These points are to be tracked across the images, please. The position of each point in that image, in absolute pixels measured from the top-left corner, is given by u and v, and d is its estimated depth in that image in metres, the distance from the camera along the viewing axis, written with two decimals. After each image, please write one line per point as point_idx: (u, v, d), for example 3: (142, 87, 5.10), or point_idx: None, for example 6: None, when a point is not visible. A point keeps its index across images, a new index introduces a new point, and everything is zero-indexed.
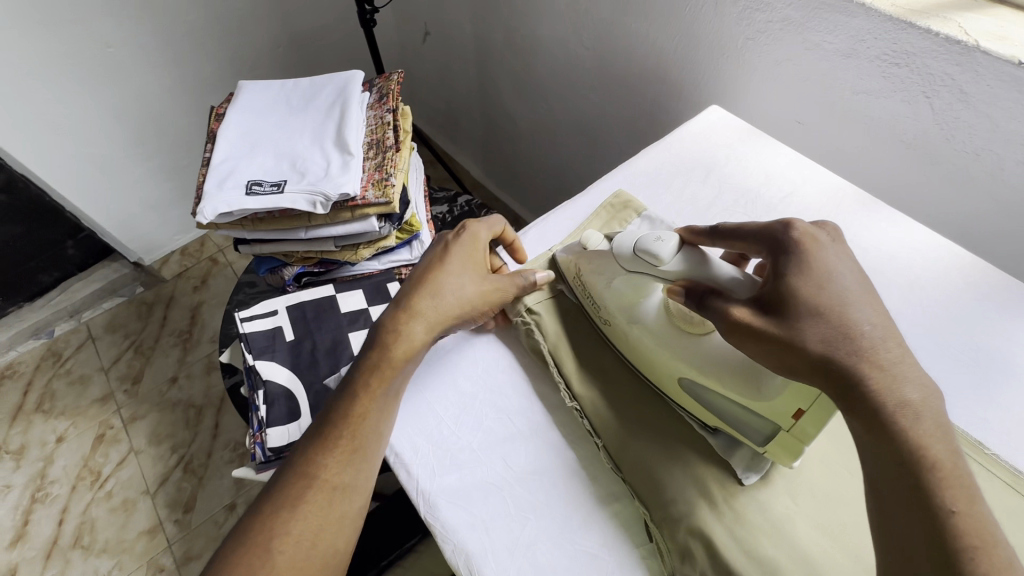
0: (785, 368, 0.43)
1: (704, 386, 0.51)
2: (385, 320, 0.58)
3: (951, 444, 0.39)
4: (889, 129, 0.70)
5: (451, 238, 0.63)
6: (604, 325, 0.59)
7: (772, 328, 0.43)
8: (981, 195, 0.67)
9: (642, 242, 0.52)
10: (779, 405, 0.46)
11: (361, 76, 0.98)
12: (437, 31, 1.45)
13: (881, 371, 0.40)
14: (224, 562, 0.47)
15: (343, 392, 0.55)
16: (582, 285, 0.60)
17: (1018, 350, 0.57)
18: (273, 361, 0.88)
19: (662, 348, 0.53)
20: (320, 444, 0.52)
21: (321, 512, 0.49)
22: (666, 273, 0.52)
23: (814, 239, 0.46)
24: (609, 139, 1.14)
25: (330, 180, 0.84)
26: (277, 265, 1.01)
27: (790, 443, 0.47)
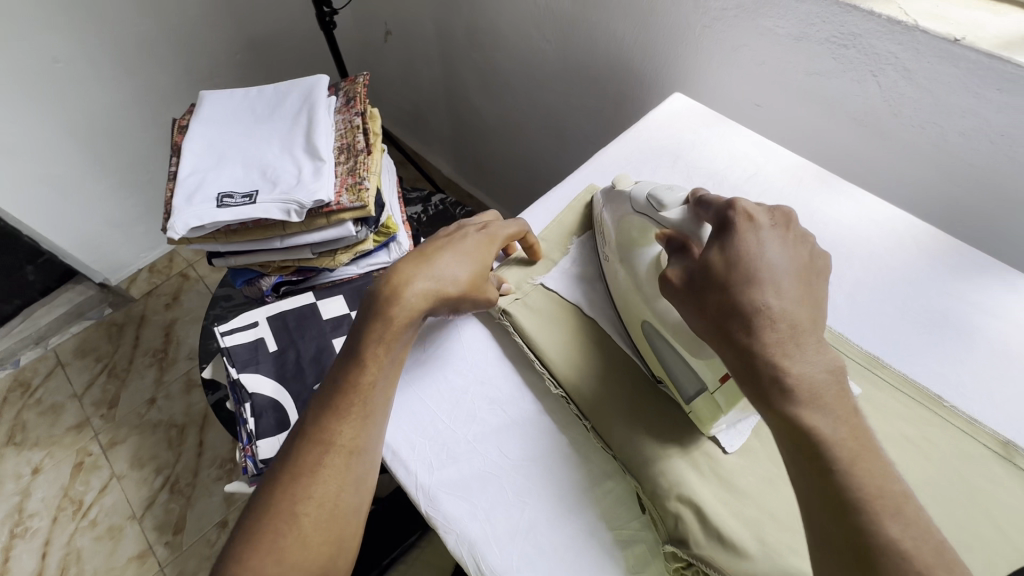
0: (699, 332, 0.48)
1: (661, 338, 0.55)
2: (385, 281, 0.57)
3: (837, 415, 0.41)
4: (840, 107, 0.74)
5: (470, 224, 0.63)
6: (605, 263, 0.64)
7: (689, 291, 0.48)
8: (928, 164, 0.71)
9: (655, 190, 0.58)
10: (712, 366, 0.50)
11: (326, 80, 0.97)
12: (399, 30, 1.44)
13: (771, 347, 0.43)
14: (253, 528, 0.48)
15: (346, 357, 0.55)
16: (601, 228, 0.66)
17: (971, 308, 0.61)
18: (258, 373, 0.88)
19: (639, 296, 0.57)
20: (329, 410, 0.53)
21: (339, 476, 0.50)
22: (663, 219, 0.56)
23: (750, 221, 0.48)
24: (577, 131, 1.16)
25: (303, 187, 0.84)
26: (254, 277, 1.01)
27: (713, 405, 0.51)
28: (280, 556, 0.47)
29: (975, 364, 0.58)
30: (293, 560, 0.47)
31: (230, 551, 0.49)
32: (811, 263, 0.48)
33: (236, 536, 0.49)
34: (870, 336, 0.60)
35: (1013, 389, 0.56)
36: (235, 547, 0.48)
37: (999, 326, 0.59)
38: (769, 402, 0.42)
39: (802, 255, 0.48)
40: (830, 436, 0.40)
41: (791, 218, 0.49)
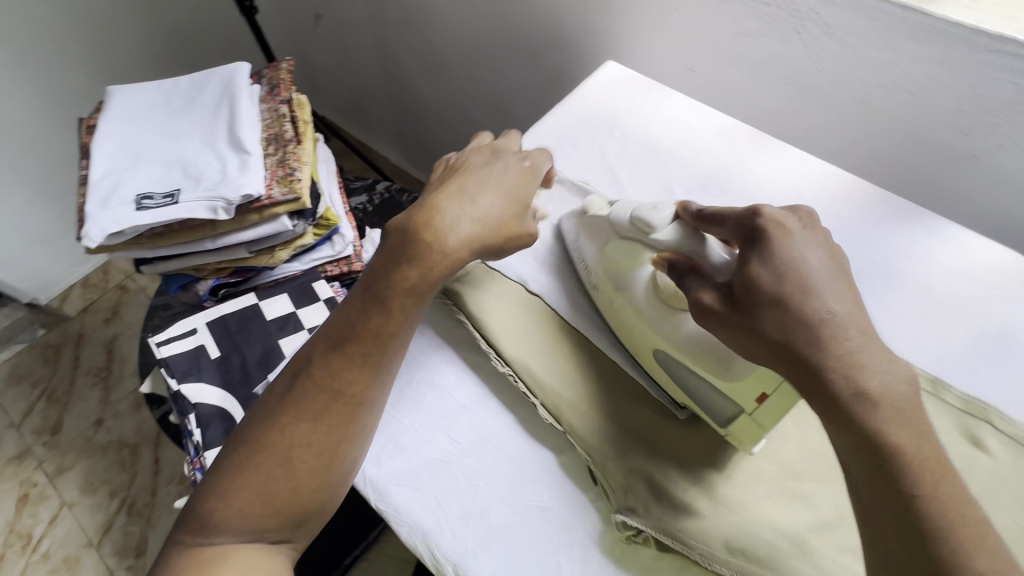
0: (748, 353, 0.43)
1: (678, 362, 0.51)
2: (424, 218, 0.51)
3: (914, 429, 0.39)
4: (771, 66, 0.75)
5: (513, 162, 0.58)
6: (594, 293, 0.59)
7: (733, 311, 0.43)
8: (852, 118, 0.72)
9: (637, 210, 0.55)
10: (746, 389, 0.46)
11: (246, 68, 0.91)
12: (328, 14, 1.37)
13: (842, 363, 0.39)
14: (246, 460, 0.48)
15: (366, 296, 0.51)
16: (581, 255, 0.61)
17: (900, 255, 0.63)
18: (201, 382, 0.84)
19: (646, 323, 0.53)
20: (342, 354, 0.50)
21: (341, 427, 0.49)
22: (656, 241, 0.53)
23: (781, 226, 0.44)
24: (519, 107, 1.14)
25: (229, 183, 0.79)
26: (189, 281, 0.95)
27: (752, 426, 0.48)
28: (273, 495, 0.47)
29: (904, 308, 0.60)
30: (282, 499, 0.47)
31: (220, 474, 0.48)
32: (846, 265, 0.45)
33: (227, 461, 0.49)
34: None
35: (939, 329, 0.58)
36: (228, 472, 0.48)
37: (924, 270, 0.62)
38: (842, 422, 0.39)
39: (837, 256, 0.44)
40: (911, 453, 0.38)
41: (814, 218, 0.46)
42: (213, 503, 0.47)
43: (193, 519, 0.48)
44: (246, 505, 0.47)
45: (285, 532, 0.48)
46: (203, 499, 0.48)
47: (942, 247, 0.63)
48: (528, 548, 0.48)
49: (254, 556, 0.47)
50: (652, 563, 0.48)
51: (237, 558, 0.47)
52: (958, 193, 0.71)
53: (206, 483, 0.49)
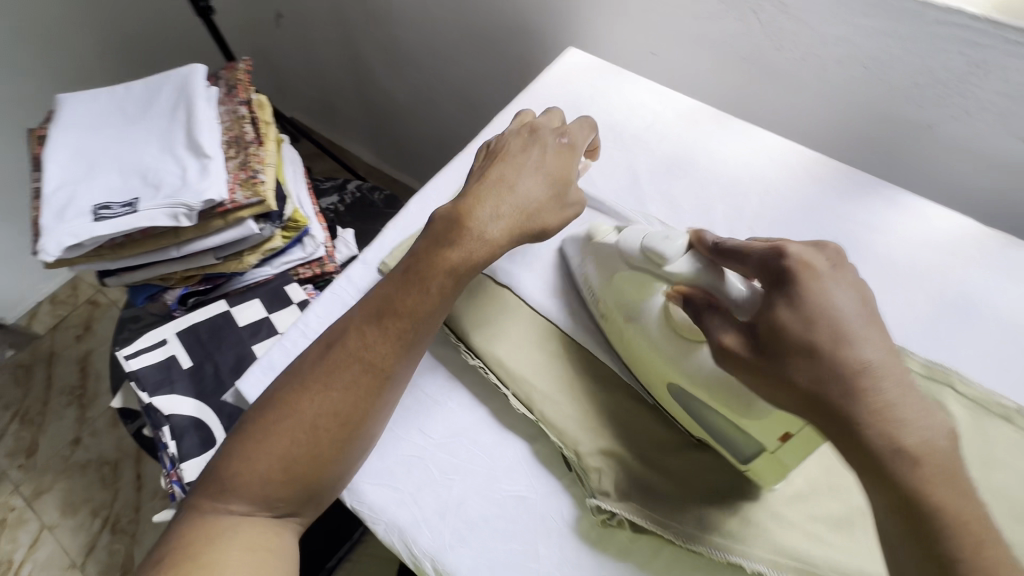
0: (776, 404, 0.40)
1: (697, 400, 0.47)
2: (472, 204, 0.53)
3: (959, 491, 0.36)
4: (730, 47, 0.75)
5: (558, 146, 0.58)
6: (603, 322, 0.56)
7: (761, 357, 0.40)
8: (811, 96, 0.73)
9: (648, 239, 0.50)
10: (769, 428, 0.43)
11: (202, 70, 0.89)
12: (289, 12, 1.35)
13: (879, 418, 0.36)
14: (269, 423, 0.48)
15: (406, 272, 0.52)
16: (586, 279, 0.57)
17: (861, 229, 0.64)
18: (174, 393, 0.82)
19: (660, 354, 0.49)
20: (376, 328, 0.50)
21: (368, 399, 0.49)
22: (670, 273, 0.49)
23: (810, 267, 0.40)
24: (488, 100, 1.14)
25: (189, 188, 0.77)
26: (156, 291, 0.93)
27: (777, 463, 0.45)
28: (294, 463, 0.47)
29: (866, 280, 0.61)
30: (301, 467, 0.47)
31: (243, 435, 0.49)
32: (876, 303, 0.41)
33: (251, 422, 0.49)
34: None
35: (899, 298, 0.59)
36: (251, 433, 0.48)
37: (885, 241, 0.63)
38: (880, 483, 0.36)
39: (868, 295, 0.40)
40: (955, 516, 0.35)
41: (842, 253, 0.42)
42: (234, 464, 0.47)
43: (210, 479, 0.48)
44: (267, 470, 0.47)
45: (298, 502, 0.48)
46: (224, 458, 0.48)
47: (901, 218, 0.64)
48: (505, 538, 0.48)
49: (263, 525, 0.47)
50: (628, 545, 0.48)
51: (245, 527, 0.46)
52: (913, 164, 0.72)
53: (229, 442, 0.49)
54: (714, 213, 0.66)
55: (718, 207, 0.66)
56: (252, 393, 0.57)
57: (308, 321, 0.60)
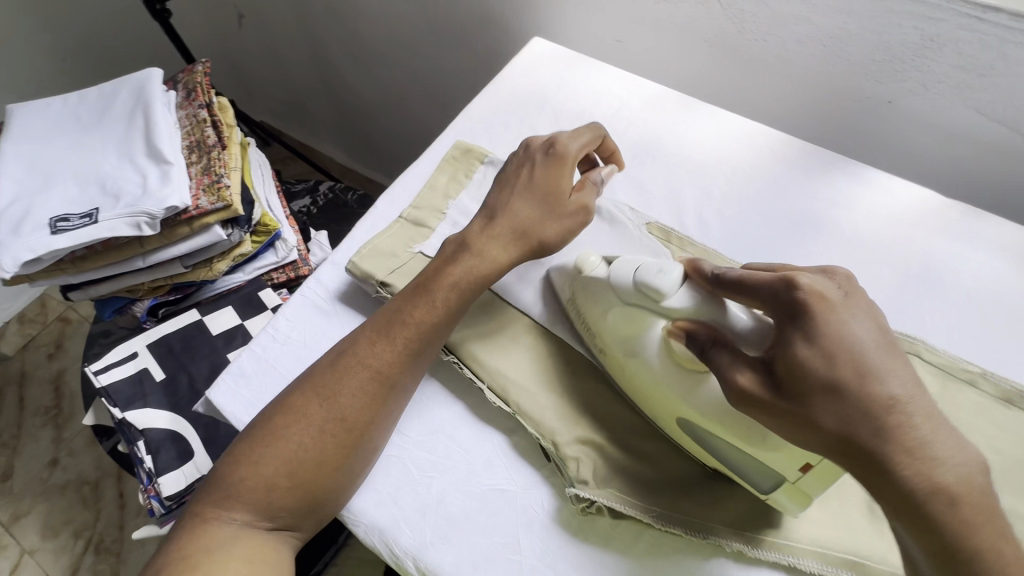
0: (799, 444, 0.40)
1: (703, 428, 0.46)
2: (476, 227, 0.55)
3: (994, 525, 0.36)
4: (693, 30, 0.75)
5: (545, 158, 0.57)
6: (602, 356, 0.53)
7: (783, 397, 0.39)
8: (775, 76, 0.74)
9: (641, 275, 0.47)
10: (786, 459, 0.42)
11: (158, 74, 0.87)
12: (250, 13, 1.32)
13: (911, 453, 0.37)
14: (274, 430, 0.47)
15: (417, 285, 0.53)
16: (579, 312, 0.54)
17: (828, 206, 0.64)
18: (147, 407, 0.80)
19: (670, 391, 0.47)
20: (387, 336, 0.51)
21: (374, 405, 0.49)
22: (668, 309, 0.47)
23: (823, 297, 0.40)
24: (458, 93, 1.13)
25: (150, 196, 0.75)
26: (124, 304, 0.91)
27: (800, 492, 0.43)
28: (300, 470, 0.46)
29: (834, 257, 0.61)
30: (304, 475, 0.46)
31: (244, 442, 0.48)
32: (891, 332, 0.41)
33: (253, 429, 0.48)
34: (741, 251, 0.62)
35: (866, 272, 0.60)
36: (254, 440, 0.47)
37: (851, 217, 0.64)
38: (918, 522, 0.36)
39: (885, 325, 0.41)
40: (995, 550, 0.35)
41: (852, 279, 0.42)
42: (238, 470, 0.46)
43: (212, 486, 0.46)
44: (270, 476, 0.46)
45: (300, 515, 0.47)
46: (224, 466, 0.47)
47: (866, 193, 0.65)
48: (486, 532, 0.48)
49: (261, 539, 0.45)
50: (609, 531, 0.48)
51: (241, 541, 0.44)
52: (875, 139, 0.73)
53: (229, 451, 0.48)
54: (683, 197, 0.66)
55: (687, 191, 0.67)
56: (222, 402, 0.55)
57: (277, 326, 0.59)
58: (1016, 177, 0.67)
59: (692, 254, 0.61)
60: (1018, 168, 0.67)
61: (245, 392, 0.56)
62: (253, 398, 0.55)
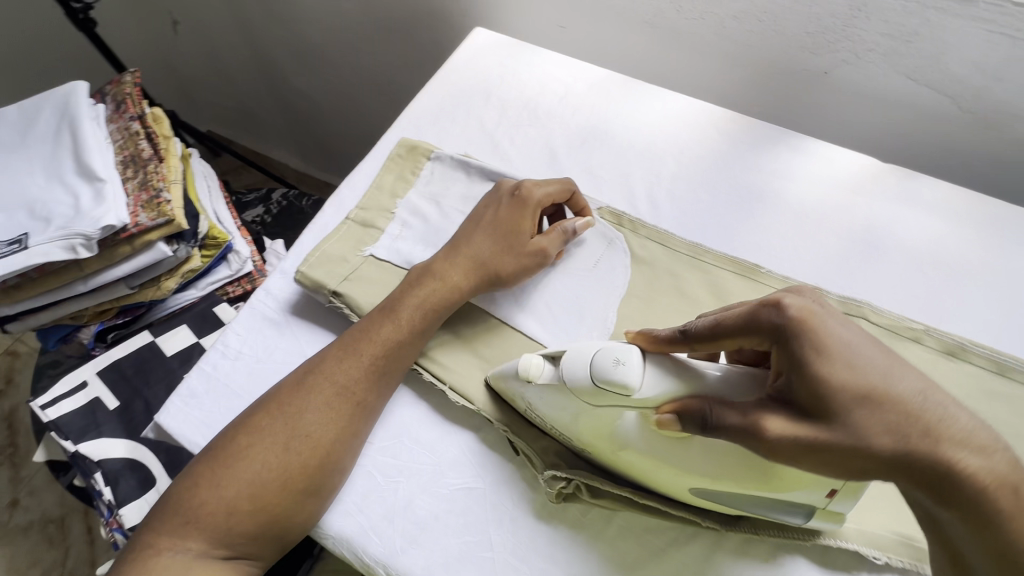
0: (852, 473, 0.36)
1: (723, 492, 0.43)
2: (439, 255, 0.56)
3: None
4: (633, 12, 0.75)
5: (511, 201, 0.57)
6: (587, 451, 0.48)
7: (823, 428, 0.36)
8: (715, 53, 0.75)
9: (598, 370, 0.42)
10: (815, 490, 0.41)
11: (83, 87, 0.82)
12: (184, 18, 1.26)
13: (963, 446, 0.35)
14: (236, 450, 0.46)
15: (383, 306, 0.53)
16: (544, 415, 0.48)
17: (773, 179, 0.66)
18: (102, 438, 0.75)
19: (674, 469, 0.43)
20: (352, 353, 0.50)
21: (340, 423, 0.48)
22: (644, 398, 0.41)
23: (811, 310, 0.39)
24: (407, 88, 1.11)
25: (83, 216, 0.71)
26: (70, 332, 0.87)
27: (832, 512, 0.43)
28: (261, 492, 0.45)
29: (782, 228, 0.62)
30: (267, 495, 0.45)
31: (202, 464, 0.46)
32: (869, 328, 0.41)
33: (213, 450, 0.47)
34: (693, 229, 0.63)
35: (813, 240, 0.62)
36: (215, 460, 0.46)
37: (796, 187, 0.65)
38: (977, 522, 0.36)
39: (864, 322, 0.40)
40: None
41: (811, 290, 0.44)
42: (198, 493, 0.45)
43: (169, 512, 0.45)
44: (231, 497, 0.44)
45: (260, 541, 0.45)
46: (184, 487, 0.46)
47: (808, 163, 0.66)
48: (456, 532, 0.47)
49: (216, 566, 0.43)
50: (580, 518, 0.48)
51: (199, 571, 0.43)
52: (816, 109, 0.75)
53: (186, 473, 0.47)
54: (634, 179, 0.66)
55: (637, 174, 0.67)
56: (174, 426, 0.53)
57: (228, 341, 0.57)
58: (947, 138, 0.70)
59: (645, 236, 0.61)
60: (948, 129, 0.69)
61: (197, 413, 0.53)
62: (207, 419, 0.53)
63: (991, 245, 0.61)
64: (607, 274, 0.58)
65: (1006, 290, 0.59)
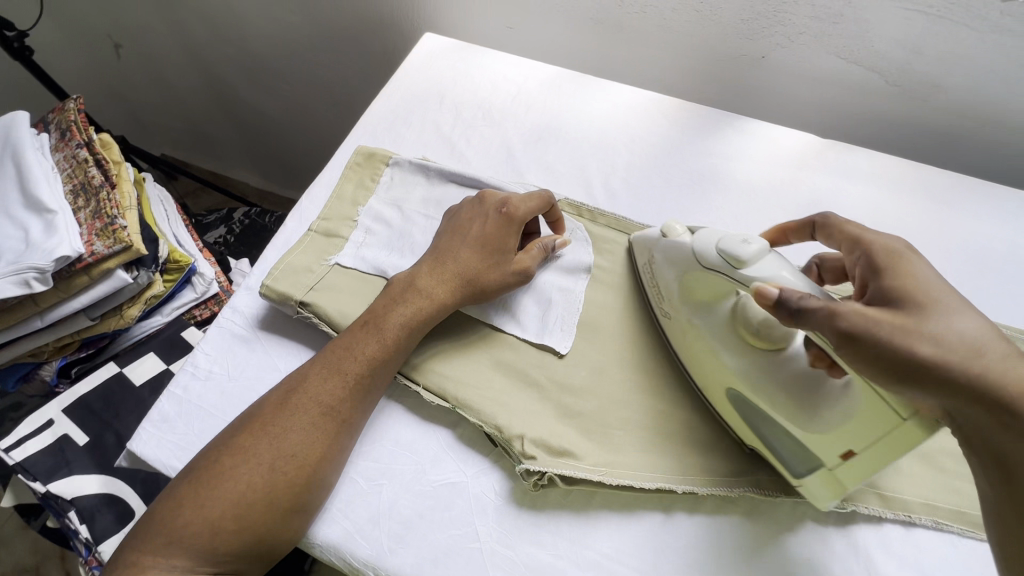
0: (897, 376, 0.37)
1: (752, 406, 0.48)
2: (424, 269, 0.55)
3: None
4: (577, 10, 0.77)
5: (497, 217, 0.57)
6: (664, 320, 0.55)
7: (886, 317, 0.39)
8: (658, 45, 0.77)
9: (724, 241, 0.48)
10: (828, 443, 0.43)
11: (23, 118, 0.80)
12: (128, 41, 1.23)
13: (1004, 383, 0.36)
14: (220, 472, 0.45)
15: (365, 320, 0.53)
16: (654, 279, 0.56)
17: (721, 160, 0.69)
18: (73, 475, 0.72)
19: (716, 356, 0.50)
20: (336, 371, 0.50)
21: (325, 442, 0.48)
22: (744, 278, 0.46)
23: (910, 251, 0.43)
24: (364, 99, 1.12)
25: (36, 250, 0.68)
26: (29, 370, 0.84)
27: (835, 480, 0.45)
28: (246, 513, 0.44)
29: (731, 207, 0.65)
30: (250, 517, 0.44)
31: (182, 484, 0.45)
32: None
33: (194, 471, 0.46)
34: (649, 215, 0.65)
35: (762, 216, 0.65)
36: (196, 481, 0.45)
37: (741, 166, 0.68)
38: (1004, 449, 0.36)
39: None
40: None
41: None
42: (181, 513, 0.44)
43: (149, 533, 0.44)
44: (215, 518, 0.43)
45: (245, 560, 0.44)
46: (165, 510, 0.44)
47: (751, 143, 0.70)
48: (442, 527, 0.48)
49: None
50: (562, 500, 0.50)
51: None
52: (756, 92, 0.79)
53: (165, 494, 0.46)
54: (589, 171, 0.68)
55: (592, 165, 0.69)
56: (147, 451, 0.52)
57: (197, 362, 0.56)
58: (878, 110, 0.74)
59: (604, 224, 0.64)
60: (876, 102, 0.73)
61: (171, 436, 0.53)
62: (181, 441, 0.52)
63: (923, 209, 0.65)
64: (571, 261, 0.60)
65: (939, 248, 0.63)
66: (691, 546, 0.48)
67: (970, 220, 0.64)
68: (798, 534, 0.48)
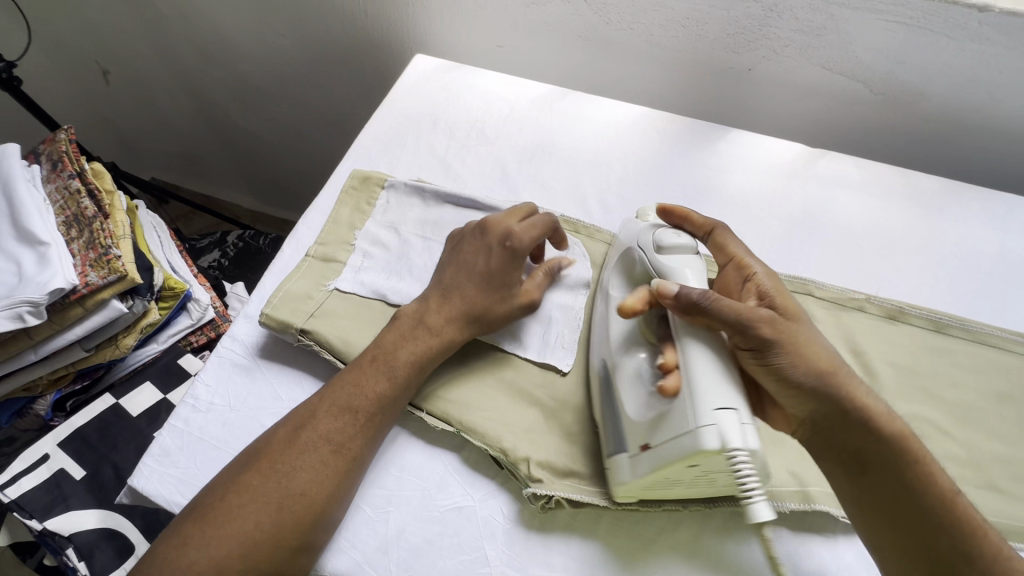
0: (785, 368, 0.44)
1: (610, 385, 0.50)
2: (431, 304, 0.55)
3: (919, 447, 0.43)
4: (566, 29, 0.78)
5: (502, 251, 0.56)
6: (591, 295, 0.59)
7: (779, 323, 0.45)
8: (647, 61, 0.79)
9: (660, 231, 0.52)
10: (638, 430, 0.45)
11: (14, 150, 0.79)
12: (117, 68, 1.23)
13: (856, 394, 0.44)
14: (228, 510, 0.44)
15: (372, 354, 0.52)
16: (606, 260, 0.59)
17: (713, 172, 0.69)
18: (70, 510, 0.70)
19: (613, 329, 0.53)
20: (345, 409, 0.49)
21: (334, 480, 0.47)
22: (657, 264, 0.50)
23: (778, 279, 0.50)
24: (356, 120, 1.13)
25: (29, 283, 0.68)
26: (24, 405, 0.83)
27: (625, 469, 0.46)
28: (254, 550, 0.43)
29: (726, 218, 0.66)
30: (259, 556, 0.43)
31: (187, 523, 0.45)
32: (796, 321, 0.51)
33: (198, 511, 0.45)
34: None
35: (757, 227, 0.65)
36: (201, 521, 0.44)
37: (734, 177, 0.69)
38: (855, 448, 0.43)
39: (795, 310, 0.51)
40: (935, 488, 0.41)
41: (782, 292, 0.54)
42: (186, 553, 0.43)
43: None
44: (224, 558, 0.43)
45: None
46: (168, 551, 0.43)
47: (743, 155, 0.71)
48: (451, 553, 0.48)
49: None
50: (570, 521, 0.50)
51: None
52: (745, 104, 0.80)
53: (169, 532, 0.45)
54: (584, 187, 0.69)
55: (587, 181, 0.70)
56: (148, 487, 0.51)
57: (197, 393, 0.56)
58: (865, 119, 0.76)
59: (600, 240, 0.64)
60: (862, 111, 0.75)
61: (173, 471, 0.52)
62: (183, 475, 0.52)
63: (915, 214, 0.66)
64: (571, 277, 0.61)
65: (931, 253, 0.64)
66: (699, 561, 0.48)
67: (959, 225, 0.65)
68: (805, 545, 0.49)
